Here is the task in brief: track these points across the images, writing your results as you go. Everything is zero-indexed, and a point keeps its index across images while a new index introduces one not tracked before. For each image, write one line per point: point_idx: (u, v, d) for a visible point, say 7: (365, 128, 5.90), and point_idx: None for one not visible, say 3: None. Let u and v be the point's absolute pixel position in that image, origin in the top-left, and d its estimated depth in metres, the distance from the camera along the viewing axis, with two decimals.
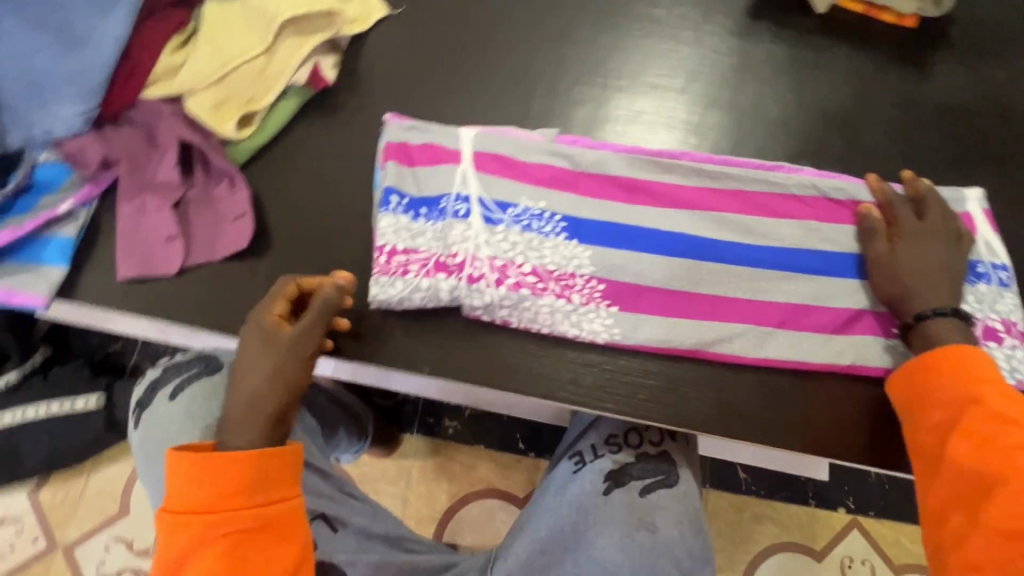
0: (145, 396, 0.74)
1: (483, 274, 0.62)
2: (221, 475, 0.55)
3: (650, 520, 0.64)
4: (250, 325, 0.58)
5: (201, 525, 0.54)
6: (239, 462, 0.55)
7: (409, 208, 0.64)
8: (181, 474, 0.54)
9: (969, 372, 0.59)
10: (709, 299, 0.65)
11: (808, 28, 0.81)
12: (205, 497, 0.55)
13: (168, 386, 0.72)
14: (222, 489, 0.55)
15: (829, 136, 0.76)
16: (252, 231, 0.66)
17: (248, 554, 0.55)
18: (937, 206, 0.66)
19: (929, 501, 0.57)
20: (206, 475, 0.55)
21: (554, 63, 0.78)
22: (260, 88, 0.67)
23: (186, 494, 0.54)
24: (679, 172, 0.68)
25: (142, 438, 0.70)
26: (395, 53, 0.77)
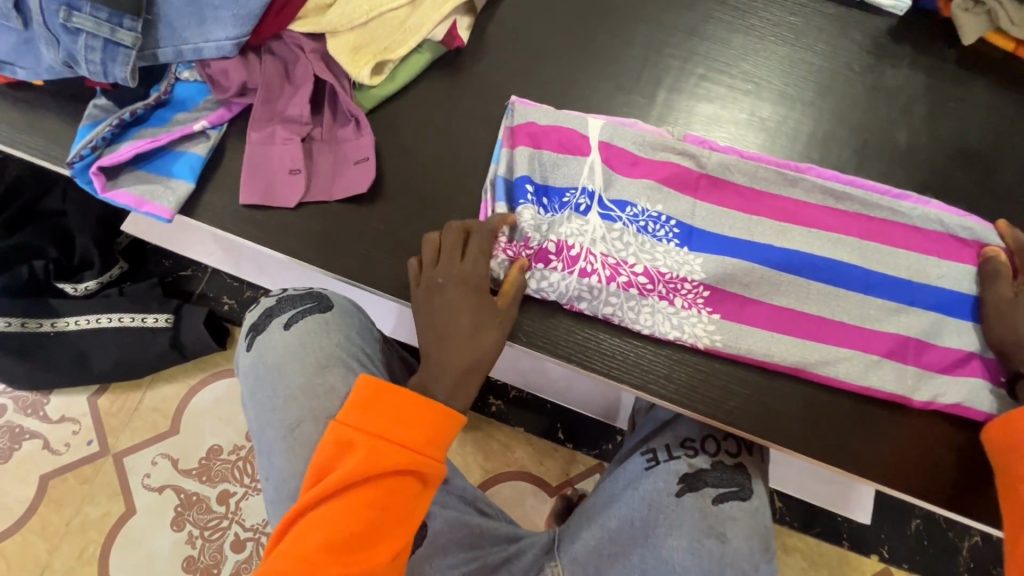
0: (259, 321, 0.71)
1: (595, 270, 0.62)
2: (419, 413, 0.56)
3: (720, 530, 0.62)
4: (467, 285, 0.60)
5: (379, 451, 0.54)
6: (442, 411, 0.57)
7: (537, 198, 0.63)
8: (387, 398, 0.56)
9: None
10: (819, 320, 0.63)
11: (950, 59, 0.77)
12: (379, 424, 0.55)
13: (286, 313, 0.71)
14: (417, 427, 0.56)
15: (957, 172, 0.73)
16: (372, 176, 0.67)
17: (387, 499, 0.53)
18: None
19: (1014, 549, 0.54)
20: (389, 406, 0.56)
21: (683, 56, 0.77)
22: (398, 38, 0.68)
23: (365, 414, 0.56)
24: (804, 187, 0.66)
25: (252, 363, 0.69)
26: (524, 24, 0.77)
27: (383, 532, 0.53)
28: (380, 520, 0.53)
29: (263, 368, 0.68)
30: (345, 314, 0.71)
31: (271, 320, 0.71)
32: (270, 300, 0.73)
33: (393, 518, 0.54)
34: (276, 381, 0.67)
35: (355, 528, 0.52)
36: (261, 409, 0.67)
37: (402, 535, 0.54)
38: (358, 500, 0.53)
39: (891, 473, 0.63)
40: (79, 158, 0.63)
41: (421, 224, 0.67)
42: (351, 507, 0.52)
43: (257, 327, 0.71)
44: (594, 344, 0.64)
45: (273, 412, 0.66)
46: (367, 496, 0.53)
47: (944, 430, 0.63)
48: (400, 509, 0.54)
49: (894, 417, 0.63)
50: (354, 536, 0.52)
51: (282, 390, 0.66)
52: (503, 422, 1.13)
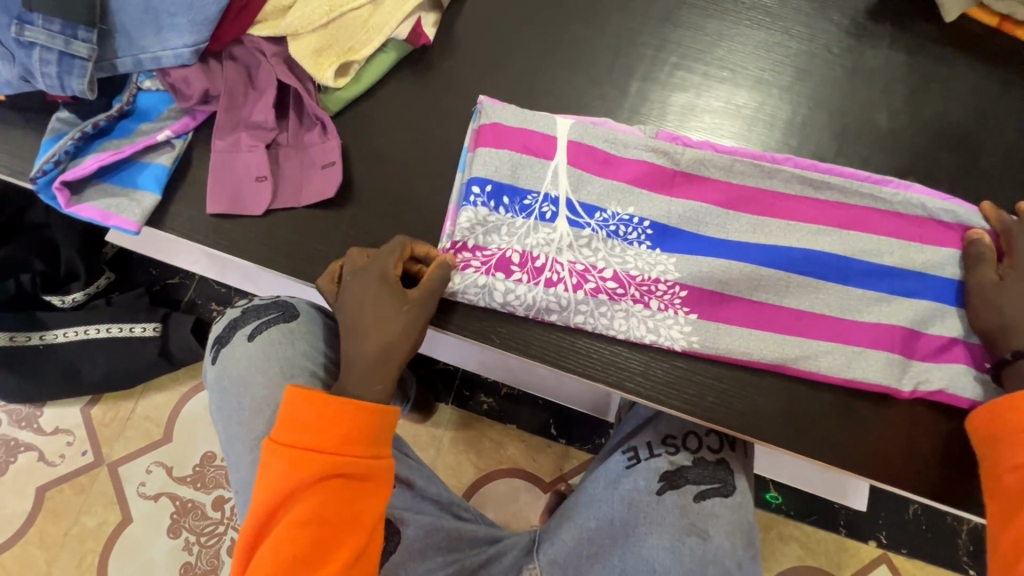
0: (224, 333, 0.71)
1: (562, 279, 0.61)
2: (333, 415, 0.56)
3: (702, 527, 0.62)
4: (373, 282, 0.59)
5: (299, 463, 0.54)
6: (353, 409, 0.56)
7: (491, 200, 0.62)
8: (297, 408, 0.56)
9: None
10: (798, 313, 0.61)
11: (932, 36, 0.75)
12: (311, 435, 0.55)
13: (250, 325, 0.71)
14: (332, 430, 0.55)
15: (940, 154, 0.71)
16: (339, 180, 0.66)
17: (331, 507, 0.54)
18: None
19: (1000, 544, 0.54)
20: (315, 414, 0.56)
21: (657, 45, 0.75)
22: (361, 38, 0.66)
23: (295, 428, 0.56)
24: (781, 178, 0.65)
25: (220, 375, 0.69)
26: (493, 18, 0.75)
27: (334, 539, 0.54)
28: (322, 526, 0.53)
29: (228, 380, 0.68)
30: (310, 321, 0.71)
31: (236, 331, 0.71)
32: (234, 312, 0.73)
33: (337, 521, 0.54)
34: (242, 393, 0.67)
35: (303, 542, 0.52)
36: (227, 422, 0.67)
37: (351, 533, 0.54)
38: (293, 515, 0.53)
39: (872, 464, 0.62)
40: (43, 173, 0.63)
41: (391, 227, 0.67)
42: (289, 524, 0.53)
43: (222, 339, 0.71)
44: (565, 346, 0.63)
45: (240, 425, 0.66)
46: (301, 509, 0.53)
47: (925, 418, 0.62)
48: (340, 510, 0.54)
49: (873, 409, 0.62)
50: (301, 551, 0.52)
51: (248, 401, 0.67)
52: (496, 419, 1.14)
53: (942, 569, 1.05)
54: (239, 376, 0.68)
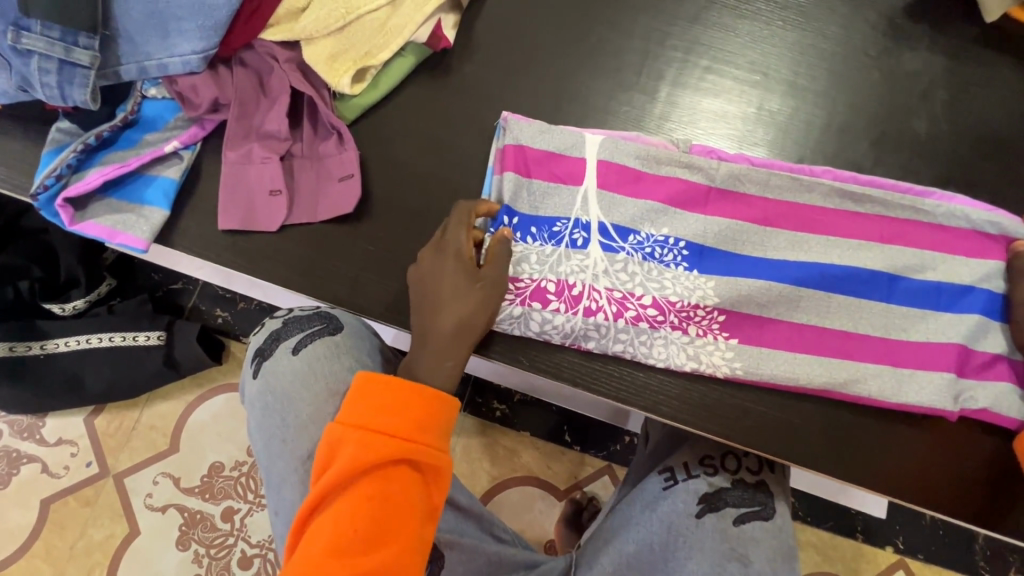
0: (264, 345, 0.65)
1: (600, 307, 0.58)
2: (406, 399, 0.53)
3: (743, 552, 0.60)
4: (449, 257, 0.56)
5: (371, 443, 0.51)
6: (428, 395, 0.54)
7: (519, 229, 0.59)
8: (371, 389, 0.54)
9: None
10: (843, 336, 0.59)
11: (971, 37, 0.72)
12: (383, 416, 0.53)
13: (294, 337, 0.64)
14: (405, 413, 0.53)
15: (982, 162, 0.69)
16: (358, 193, 0.62)
17: (395, 493, 0.50)
18: None
19: None
20: (389, 396, 0.53)
21: (686, 46, 0.72)
22: (379, 42, 0.63)
23: (365, 408, 0.53)
24: (821, 192, 0.62)
25: (260, 391, 0.63)
26: (514, 19, 0.71)
27: (395, 528, 0.50)
28: (386, 510, 0.50)
29: (271, 397, 0.63)
30: (358, 334, 0.63)
31: (278, 344, 0.64)
32: (275, 323, 0.66)
33: (400, 507, 0.50)
34: (285, 411, 0.62)
35: (363, 527, 0.49)
36: (266, 442, 0.62)
37: (412, 524, 0.51)
38: (356, 496, 0.50)
39: (921, 490, 0.59)
40: (44, 189, 0.59)
41: (412, 243, 0.63)
42: (351, 504, 0.49)
43: (262, 352, 0.65)
44: (597, 368, 0.60)
45: (283, 443, 0.61)
46: (365, 490, 0.50)
47: (973, 439, 0.60)
48: (405, 497, 0.51)
49: (919, 432, 0.60)
50: (362, 530, 0.48)
51: (292, 420, 0.61)
52: (509, 426, 1.12)
53: None
54: (284, 391, 0.62)
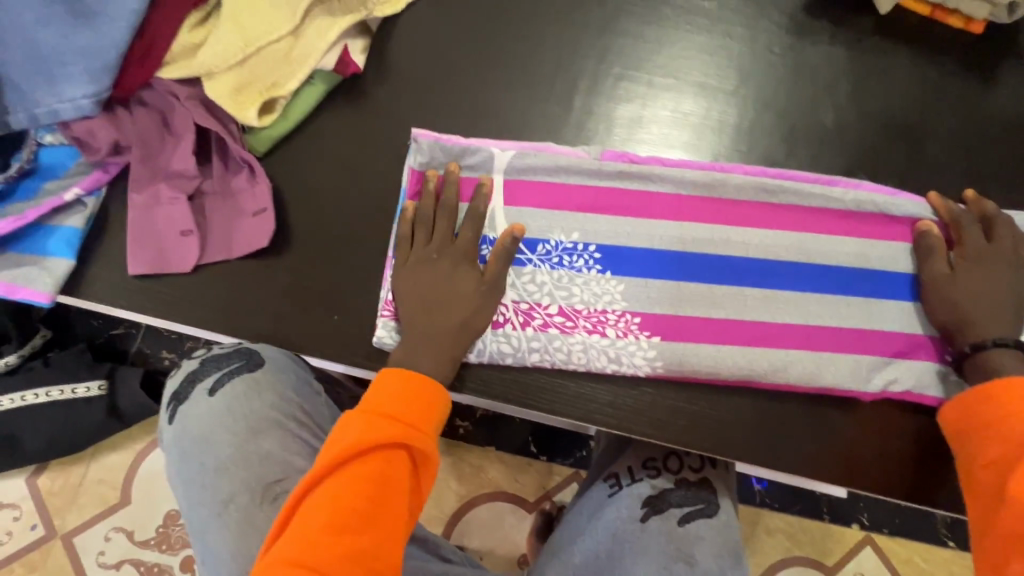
0: (182, 388, 0.63)
1: (507, 319, 0.60)
2: (406, 389, 0.53)
3: (688, 553, 0.60)
4: (414, 253, 0.58)
5: (374, 426, 0.51)
6: (432, 385, 0.54)
7: None
8: (395, 381, 0.53)
9: None
10: (761, 326, 0.60)
11: (869, 29, 0.75)
12: (386, 403, 0.52)
13: (212, 376, 0.62)
14: (408, 404, 0.53)
15: (887, 148, 0.71)
16: (273, 227, 0.61)
17: (392, 476, 0.50)
18: (1006, 226, 0.61)
19: (983, 550, 0.50)
20: (398, 385, 0.53)
21: (598, 56, 0.73)
22: (285, 72, 0.62)
23: (378, 397, 0.53)
24: (733, 187, 0.63)
25: (178, 436, 0.61)
26: (426, 39, 0.71)
27: (387, 510, 0.49)
28: (382, 498, 0.48)
29: (189, 441, 0.61)
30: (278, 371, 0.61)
31: (194, 386, 0.63)
32: (192, 363, 0.64)
33: (395, 483, 0.49)
34: (204, 454, 0.60)
35: (358, 502, 0.47)
36: (187, 488, 0.60)
37: (399, 520, 0.49)
38: (356, 474, 0.49)
39: (853, 472, 0.61)
40: None
41: (333, 272, 0.62)
42: (349, 482, 0.48)
43: (177, 396, 0.63)
44: (524, 381, 0.61)
45: (202, 488, 0.58)
46: (364, 471, 0.49)
47: (898, 418, 0.61)
48: (400, 481, 0.50)
49: (846, 416, 0.61)
50: (356, 511, 0.47)
51: (212, 463, 0.60)
52: (472, 443, 1.11)
53: (928, 545, 1.07)
54: (202, 434, 0.61)
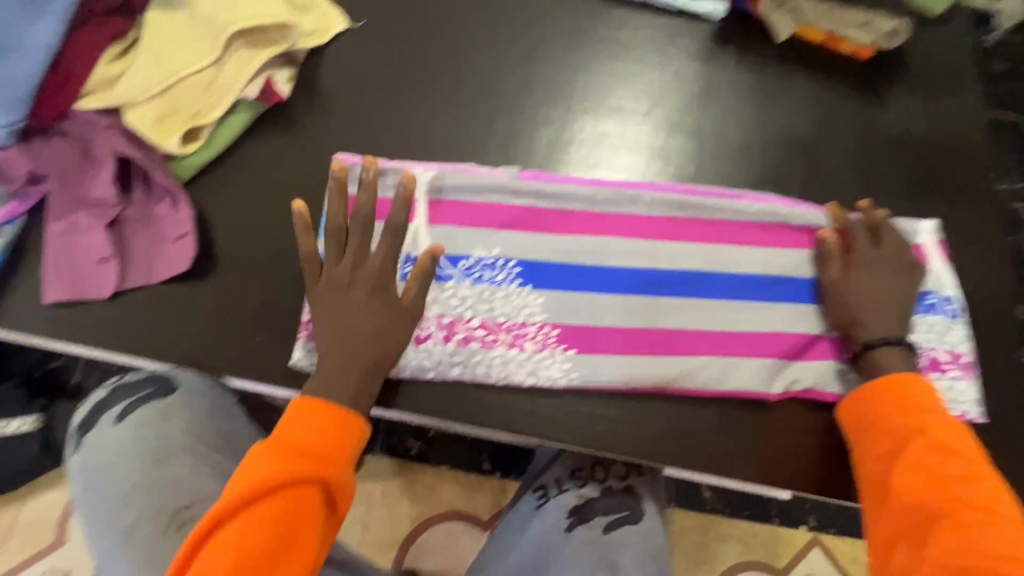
0: (90, 416, 0.64)
1: (430, 334, 0.61)
2: (320, 423, 0.54)
3: (612, 559, 0.61)
4: (325, 279, 0.58)
5: (287, 461, 0.51)
6: (342, 417, 0.55)
7: None
8: (307, 414, 0.54)
9: (914, 402, 0.57)
10: (671, 334, 0.64)
11: (771, 55, 0.81)
12: (300, 438, 0.53)
13: (120, 404, 0.63)
14: (322, 438, 0.53)
15: (790, 163, 0.77)
16: (193, 253, 0.62)
17: (303, 511, 0.50)
18: (892, 233, 0.66)
19: (873, 539, 0.54)
20: (312, 419, 0.54)
21: (519, 83, 0.77)
22: (207, 101, 0.64)
23: (291, 431, 0.53)
24: (644, 203, 0.67)
25: (86, 464, 0.62)
26: (353, 68, 0.74)
27: (294, 546, 0.50)
28: (290, 535, 0.49)
29: (96, 468, 0.62)
30: (191, 393, 0.63)
31: (101, 414, 0.64)
32: (101, 392, 0.65)
33: (305, 519, 0.50)
34: (112, 479, 0.61)
35: (265, 541, 0.48)
36: (97, 514, 0.61)
37: (306, 555, 0.50)
38: (265, 512, 0.49)
39: (766, 471, 0.63)
40: None
41: (258, 294, 0.63)
42: (257, 522, 0.49)
43: (84, 424, 0.64)
44: (448, 394, 0.62)
45: (110, 515, 0.60)
46: (274, 508, 0.49)
47: (806, 416, 0.65)
48: (310, 516, 0.51)
49: (756, 417, 0.64)
50: (262, 550, 0.48)
51: (120, 488, 0.61)
52: (426, 463, 1.11)
53: None
54: (111, 462, 0.62)
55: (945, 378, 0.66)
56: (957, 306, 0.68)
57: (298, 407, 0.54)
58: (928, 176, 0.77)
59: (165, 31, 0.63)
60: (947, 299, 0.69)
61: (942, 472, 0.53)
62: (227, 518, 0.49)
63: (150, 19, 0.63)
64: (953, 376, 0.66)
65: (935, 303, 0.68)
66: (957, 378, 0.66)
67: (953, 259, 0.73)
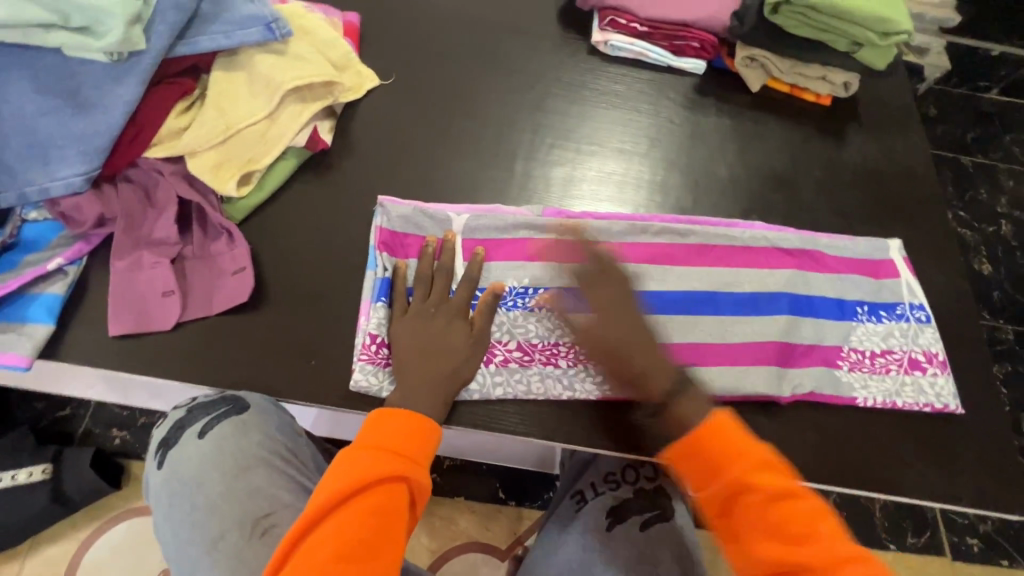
0: (170, 435, 0.66)
1: None
2: (406, 425, 0.57)
3: (652, 555, 0.66)
4: (413, 311, 0.65)
5: (378, 460, 0.55)
6: (428, 421, 0.58)
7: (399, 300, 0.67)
8: (394, 417, 0.58)
9: (732, 448, 0.55)
10: (687, 347, 0.71)
11: (746, 103, 0.94)
12: (389, 438, 0.56)
13: (199, 421, 0.65)
14: (408, 438, 0.57)
15: (772, 194, 0.87)
16: (251, 285, 0.67)
17: (392, 506, 0.53)
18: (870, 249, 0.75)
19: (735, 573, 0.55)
20: (400, 420, 0.57)
21: (533, 129, 0.87)
22: (261, 149, 0.71)
23: (380, 432, 0.57)
24: (653, 233, 0.76)
25: (167, 480, 0.64)
26: (385, 119, 0.83)
27: (386, 540, 0.52)
28: (384, 529, 0.52)
29: (178, 484, 0.64)
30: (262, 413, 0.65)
31: (183, 431, 0.65)
32: (179, 411, 0.67)
33: (395, 514, 0.53)
34: (195, 493, 0.63)
35: (362, 534, 0.51)
36: (178, 529, 0.63)
37: (397, 547, 0.53)
38: (361, 507, 0.52)
39: (781, 466, 0.69)
40: None
41: (310, 321, 0.68)
42: (355, 515, 0.52)
43: (165, 443, 0.66)
44: (494, 408, 0.67)
45: (193, 528, 0.62)
46: (369, 503, 0.53)
47: (810, 414, 0.72)
48: (399, 512, 0.54)
49: (767, 416, 0.71)
50: (361, 541, 0.51)
51: (201, 501, 0.63)
52: (442, 495, 1.13)
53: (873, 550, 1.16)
54: (189, 478, 0.64)
55: (926, 375, 0.75)
56: (925, 313, 0.78)
57: (377, 416, 0.58)
58: (889, 202, 0.89)
59: (226, 88, 0.70)
60: (917, 304, 0.79)
61: (776, 520, 0.52)
62: (327, 511, 0.52)
63: (213, 77, 0.70)
64: (932, 373, 0.75)
65: (903, 313, 0.78)
66: (936, 374, 0.75)
67: (918, 272, 0.84)
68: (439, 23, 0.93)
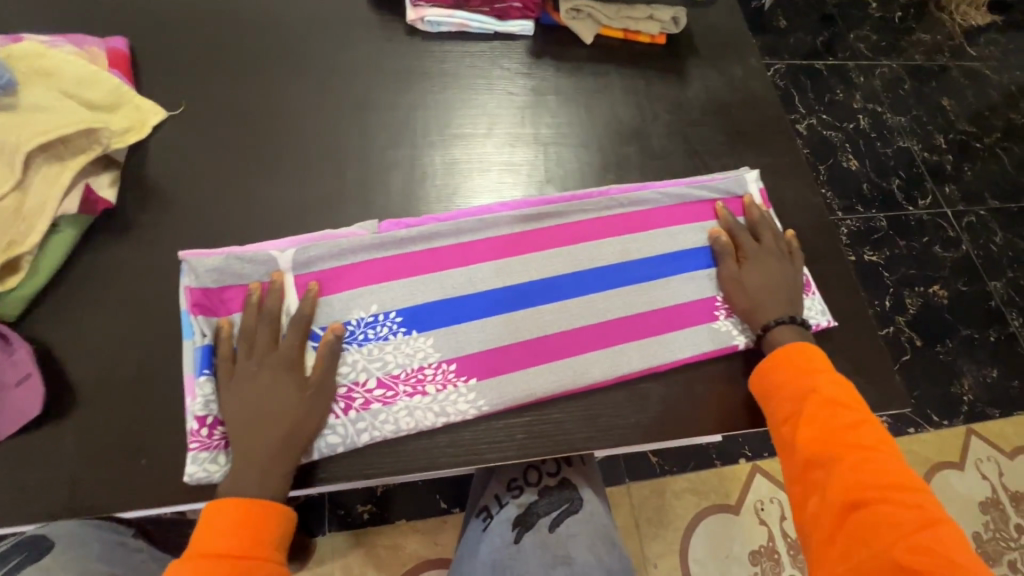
0: None
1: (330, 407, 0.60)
2: (238, 521, 0.54)
3: (564, 553, 0.66)
4: (239, 371, 0.58)
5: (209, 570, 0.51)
6: (264, 508, 0.55)
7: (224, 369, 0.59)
8: (223, 515, 0.54)
9: (800, 367, 0.65)
10: (559, 336, 0.68)
11: (583, 57, 0.90)
12: (221, 539, 0.53)
13: None
14: (243, 533, 0.53)
15: (624, 148, 0.85)
16: (43, 392, 0.56)
17: None
18: (768, 228, 0.76)
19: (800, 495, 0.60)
20: (231, 516, 0.54)
21: (360, 131, 0.78)
22: (20, 229, 0.59)
23: (211, 536, 0.53)
24: (503, 224, 0.71)
25: None
26: (184, 156, 0.72)
27: None
28: None
29: None
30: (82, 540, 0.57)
31: None
32: None
33: None
34: None
35: None
36: None
37: None
38: None
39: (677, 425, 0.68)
40: None
41: (132, 413, 0.59)
42: None
43: None
44: (368, 455, 0.61)
45: None
46: None
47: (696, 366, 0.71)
48: None
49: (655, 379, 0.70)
50: None
51: None
52: (382, 523, 1.08)
53: None
54: None
55: None
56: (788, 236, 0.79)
57: (213, 508, 0.54)
58: (738, 131, 0.89)
59: None
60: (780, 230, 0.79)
61: (831, 421, 0.60)
62: None
63: None
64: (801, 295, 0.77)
65: None
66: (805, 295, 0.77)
67: (775, 195, 0.85)
68: (230, 30, 0.81)
